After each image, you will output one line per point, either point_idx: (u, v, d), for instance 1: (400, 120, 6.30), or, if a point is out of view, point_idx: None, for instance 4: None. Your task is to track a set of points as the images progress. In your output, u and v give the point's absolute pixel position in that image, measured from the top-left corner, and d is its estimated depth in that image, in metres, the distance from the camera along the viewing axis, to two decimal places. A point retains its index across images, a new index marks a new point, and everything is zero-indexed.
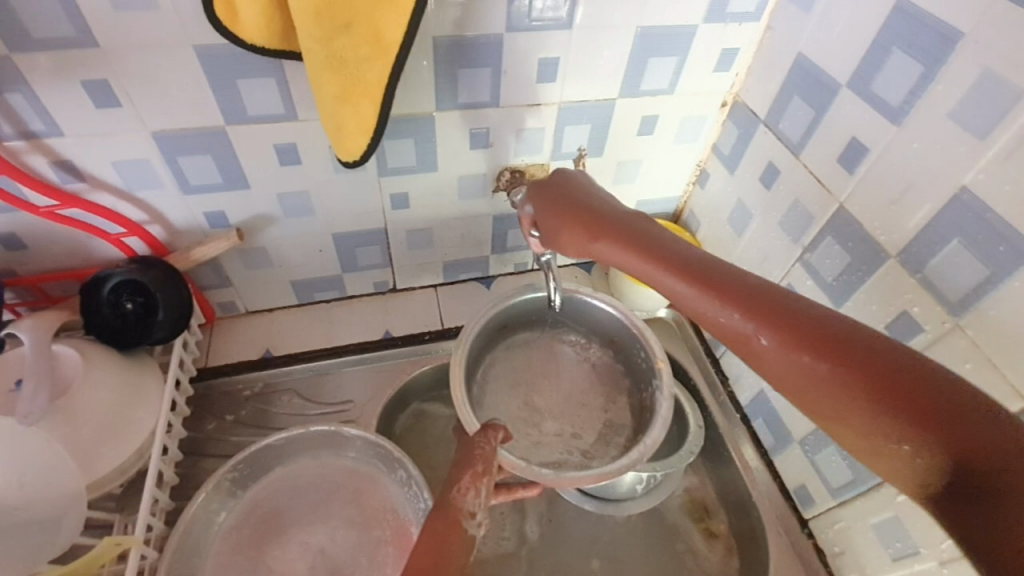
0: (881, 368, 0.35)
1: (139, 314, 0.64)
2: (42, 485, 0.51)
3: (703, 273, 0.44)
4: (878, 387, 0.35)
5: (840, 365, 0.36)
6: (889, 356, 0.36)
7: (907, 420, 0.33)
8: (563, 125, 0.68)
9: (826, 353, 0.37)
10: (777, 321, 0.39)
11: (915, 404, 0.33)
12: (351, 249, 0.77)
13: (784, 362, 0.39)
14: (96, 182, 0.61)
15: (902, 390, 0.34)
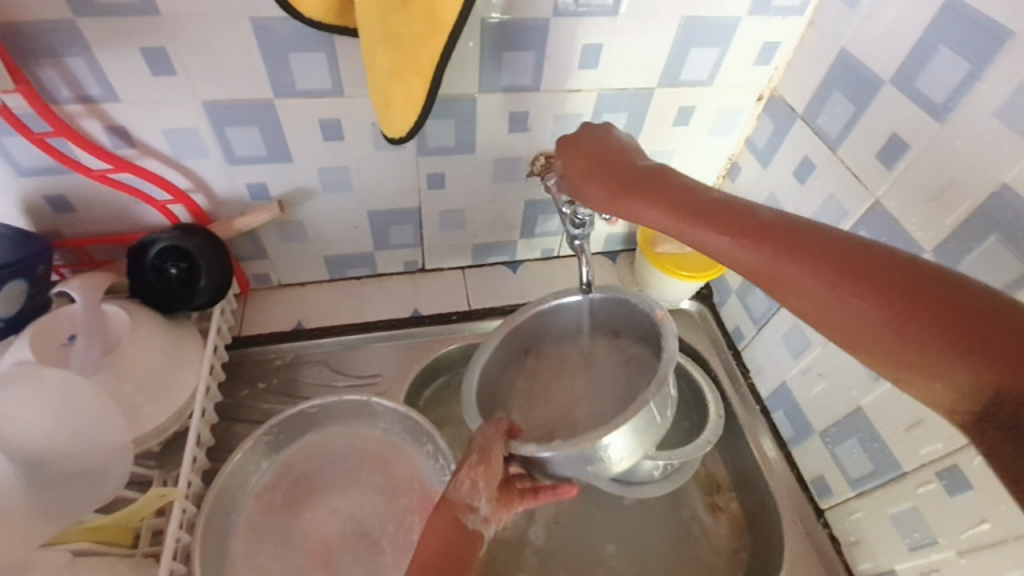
0: (894, 281, 0.36)
1: (181, 279, 0.66)
2: (93, 437, 0.53)
3: (677, 195, 0.48)
4: (860, 274, 0.38)
5: (837, 273, 0.38)
6: (831, 238, 0.40)
7: (911, 323, 0.35)
8: (601, 112, 0.69)
9: (806, 252, 0.40)
10: (782, 247, 0.41)
11: (907, 293, 0.36)
12: (385, 227, 0.78)
13: (789, 269, 0.41)
14: (146, 148, 0.62)
15: (941, 317, 0.34)
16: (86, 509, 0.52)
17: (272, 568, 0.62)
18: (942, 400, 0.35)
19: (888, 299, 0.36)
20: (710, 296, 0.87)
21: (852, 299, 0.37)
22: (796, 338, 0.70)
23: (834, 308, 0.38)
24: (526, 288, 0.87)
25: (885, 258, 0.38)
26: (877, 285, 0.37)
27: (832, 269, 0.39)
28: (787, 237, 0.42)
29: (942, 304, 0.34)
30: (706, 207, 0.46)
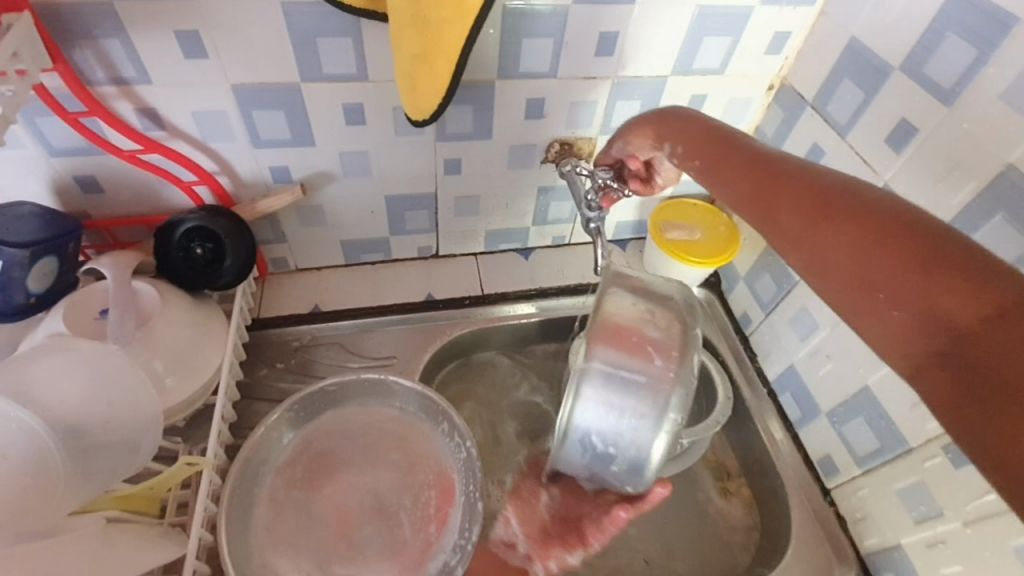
0: (882, 232, 0.38)
1: (207, 259, 0.68)
2: (126, 405, 0.55)
3: (716, 158, 0.53)
4: (854, 224, 0.40)
5: (828, 223, 0.41)
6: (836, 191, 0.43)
7: (885, 270, 0.37)
8: (615, 99, 0.71)
9: (808, 204, 0.43)
10: (785, 199, 0.45)
11: (892, 242, 0.38)
12: (402, 212, 0.80)
13: (790, 220, 0.44)
14: (175, 130, 0.64)
15: (913, 266, 0.36)
16: (120, 476, 0.54)
17: (294, 539, 0.64)
18: (892, 346, 0.37)
19: (862, 244, 0.39)
20: (718, 283, 0.88)
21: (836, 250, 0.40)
22: (804, 322, 0.72)
23: (812, 255, 0.42)
24: (538, 275, 0.89)
25: (880, 209, 0.40)
26: (868, 235, 0.39)
27: (822, 219, 0.42)
28: (796, 191, 0.44)
29: (919, 257, 0.36)
30: (737, 168, 0.50)
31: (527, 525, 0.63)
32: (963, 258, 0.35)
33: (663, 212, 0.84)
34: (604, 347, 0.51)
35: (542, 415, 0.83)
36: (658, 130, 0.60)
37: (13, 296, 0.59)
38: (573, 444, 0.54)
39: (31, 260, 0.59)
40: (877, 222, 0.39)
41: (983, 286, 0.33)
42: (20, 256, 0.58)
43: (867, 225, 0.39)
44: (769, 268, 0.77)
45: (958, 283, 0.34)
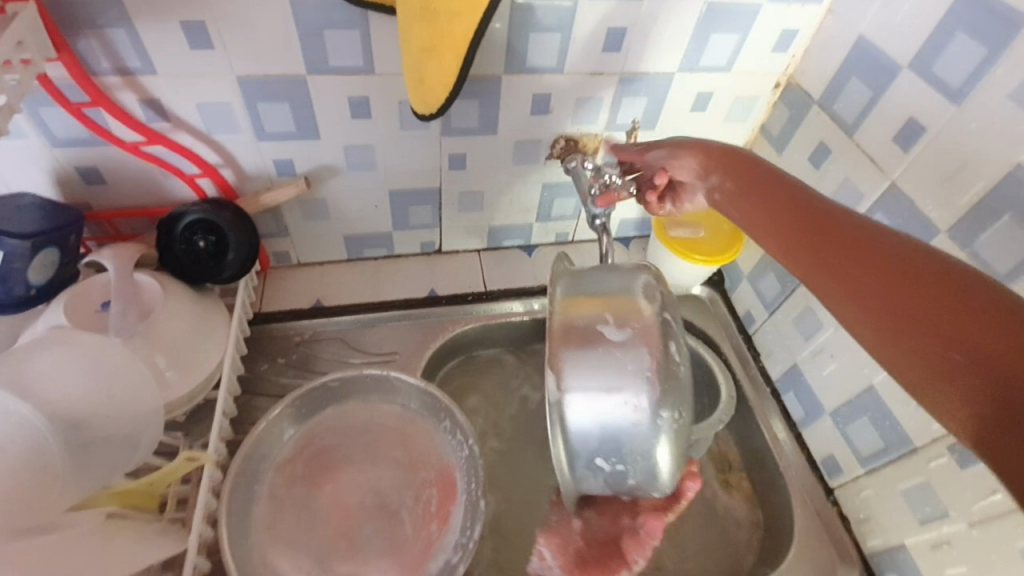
0: (919, 274, 0.40)
1: (210, 252, 0.67)
2: (128, 400, 0.54)
3: (752, 184, 0.53)
4: (889, 264, 0.41)
5: (868, 260, 0.42)
6: (870, 231, 0.44)
7: (920, 310, 0.39)
8: (622, 95, 0.71)
9: (843, 242, 0.44)
10: (823, 234, 0.46)
11: (926, 286, 0.39)
12: (405, 207, 0.80)
13: (823, 254, 0.45)
14: (179, 122, 0.64)
15: (943, 311, 0.38)
16: (122, 471, 0.54)
17: (293, 536, 0.63)
18: (915, 382, 0.38)
19: (895, 284, 0.40)
20: (721, 282, 0.88)
21: (872, 282, 0.41)
22: (807, 321, 0.72)
23: (847, 290, 0.43)
24: (541, 272, 0.89)
25: (914, 253, 0.41)
26: (904, 275, 0.40)
27: (857, 256, 0.43)
28: (829, 228, 0.46)
29: (953, 299, 0.38)
30: (774, 199, 0.51)
31: (561, 557, 0.64)
32: (992, 308, 0.36)
33: None
34: (571, 356, 0.53)
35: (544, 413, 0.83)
36: (700, 154, 0.58)
37: (13, 289, 0.58)
38: (582, 472, 0.55)
39: (32, 251, 0.58)
40: (900, 265, 0.41)
41: (1009, 325, 0.35)
42: (21, 246, 0.57)
43: (891, 270, 0.41)
44: (773, 267, 0.77)
45: (986, 325, 0.36)
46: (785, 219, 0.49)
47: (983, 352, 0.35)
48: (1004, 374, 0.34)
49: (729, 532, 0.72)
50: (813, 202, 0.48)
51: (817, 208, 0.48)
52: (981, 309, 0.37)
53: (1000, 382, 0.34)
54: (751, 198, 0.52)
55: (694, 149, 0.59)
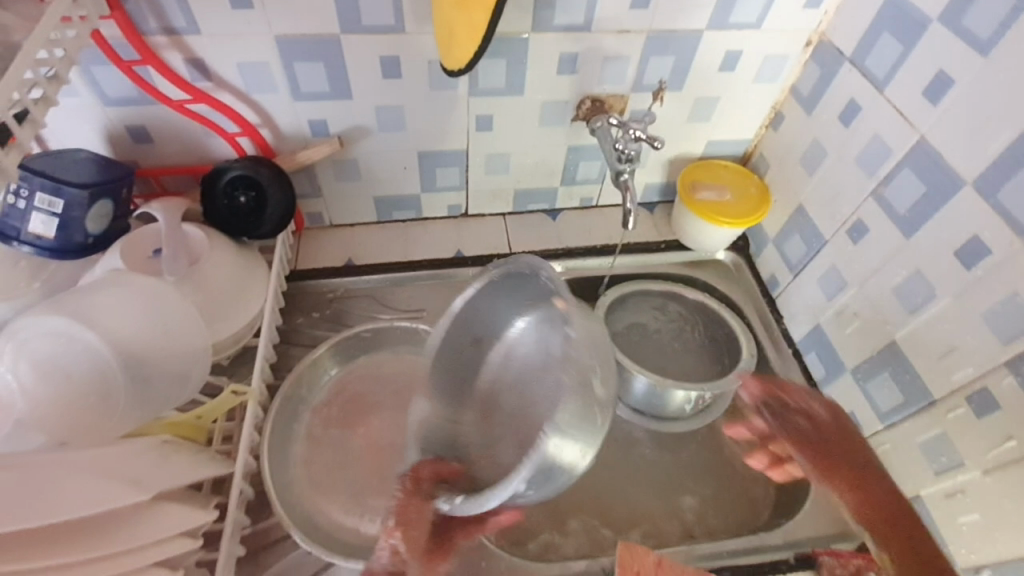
0: (912, 543, 0.52)
1: (249, 208, 0.71)
2: (179, 336, 0.58)
3: (834, 463, 0.59)
4: (903, 540, 0.53)
5: (889, 527, 0.54)
6: (877, 480, 0.57)
7: (904, 555, 0.51)
8: (649, 54, 0.71)
9: (873, 502, 0.56)
10: (863, 488, 0.56)
11: (897, 540, 0.53)
12: (433, 168, 0.82)
13: (880, 498, 0.56)
14: (221, 81, 0.67)
15: (919, 561, 0.51)
16: (172, 404, 0.58)
17: (330, 473, 0.68)
18: None
19: (886, 527, 0.54)
20: (746, 247, 0.89)
21: (879, 530, 0.54)
22: (831, 280, 0.74)
23: (859, 513, 0.55)
24: (565, 235, 0.90)
25: (914, 525, 0.53)
26: (922, 556, 0.51)
27: (878, 521, 0.55)
28: (880, 511, 0.55)
29: (909, 543, 0.52)
30: (835, 461, 0.59)
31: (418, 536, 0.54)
32: None
33: (692, 172, 0.85)
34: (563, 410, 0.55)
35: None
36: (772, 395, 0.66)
37: (73, 235, 0.62)
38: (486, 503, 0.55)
39: (90, 200, 0.62)
40: (907, 538, 0.53)
41: None
42: (80, 195, 0.61)
43: (895, 522, 0.53)
44: (800, 229, 0.78)
45: (933, 561, 0.51)
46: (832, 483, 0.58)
47: None
48: None
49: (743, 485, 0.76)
50: (880, 486, 0.57)
51: (867, 463, 0.58)
52: (934, 557, 0.51)
53: None
54: (821, 466, 0.59)
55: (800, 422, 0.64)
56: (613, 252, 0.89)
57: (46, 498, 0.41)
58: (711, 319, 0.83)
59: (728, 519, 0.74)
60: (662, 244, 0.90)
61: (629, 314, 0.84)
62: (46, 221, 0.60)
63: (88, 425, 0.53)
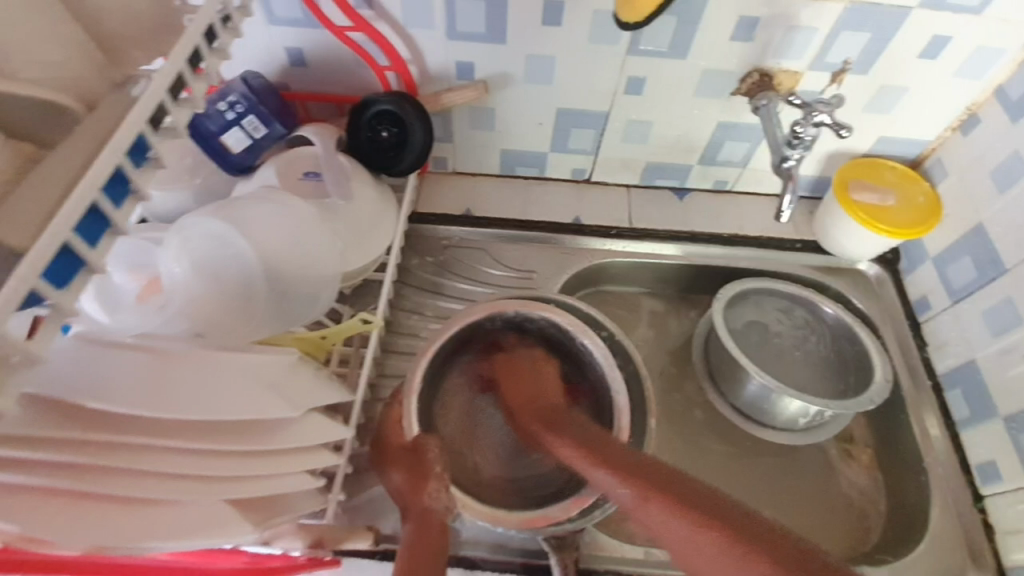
0: (635, 465, 0.51)
1: (391, 143, 0.71)
2: (315, 260, 0.60)
3: (611, 457, 0.54)
4: (665, 490, 0.48)
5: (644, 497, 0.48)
6: (661, 472, 0.50)
7: (652, 492, 0.48)
8: (840, 28, 0.63)
9: (632, 477, 0.50)
10: (605, 460, 0.53)
11: (652, 482, 0.49)
12: (569, 127, 0.79)
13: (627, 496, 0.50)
14: (383, 13, 0.66)
15: (656, 478, 0.49)
16: (304, 321, 0.60)
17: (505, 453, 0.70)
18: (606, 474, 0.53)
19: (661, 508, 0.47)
20: (894, 261, 0.81)
21: (665, 493, 0.47)
22: (1001, 315, 0.66)
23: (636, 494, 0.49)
24: (690, 217, 0.85)
25: (663, 473, 0.50)
26: (658, 486, 0.48)
27: (633, 478, 0.50)
28: (628, 467, 0.51)
29: (709, 507, 0.45)
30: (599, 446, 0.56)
31: (426, 475, 0.58)
32: (655, 473, 0.50)
33: (853, 169, 0.77)
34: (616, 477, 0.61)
35: (698, 407, 0.79)
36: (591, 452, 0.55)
37: (250, 157, 0.66)
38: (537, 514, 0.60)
39: (284, 138, 0.67)
40: (656, 476, 0.50)
41: (655, 485, 0.49)
42: (281, 131, 0.66)
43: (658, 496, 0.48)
44: (972, 250, 0.70)
45: (647, 469, 0.51)
46: (622, 475, 0.51)
47: (665, 482, 0.49)
48: (667, 480, 0.49)
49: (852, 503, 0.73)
50: (634, 456, 0.53)
51: (650, 466, 0.51)
52: (665, 477, 0.50)
53: (671, 487, 0.48)
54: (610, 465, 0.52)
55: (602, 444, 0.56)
56: (738, 243, 0.83)
57: (190, 394, 0.41)
58: (841, 334, 0.77)
59: (837, 544, 0.70)
60: (798, 243, 0.83)
61: (745, 312, 0.79)
62: (240, 139, 0.64)
63: (228, 325, 0.55)
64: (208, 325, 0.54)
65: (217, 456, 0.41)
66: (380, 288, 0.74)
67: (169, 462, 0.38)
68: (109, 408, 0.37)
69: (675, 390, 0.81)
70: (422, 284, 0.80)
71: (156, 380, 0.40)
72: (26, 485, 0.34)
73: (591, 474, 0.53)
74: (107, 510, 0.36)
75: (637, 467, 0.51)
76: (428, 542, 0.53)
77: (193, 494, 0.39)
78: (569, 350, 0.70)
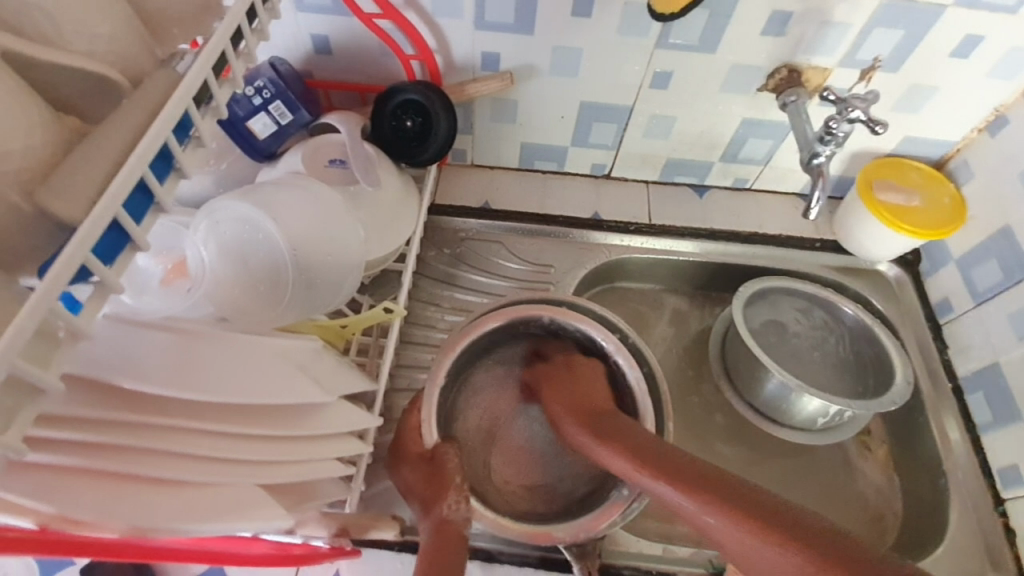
0: (683, 467, 0.52)
1: (414, 133, 0.71)
2: (339, 247, 0.59)
3: (661, 459, 0.54)
4: (722, 495, 0.48)
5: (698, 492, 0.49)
6: (708, 470, 0.51)
7: (709, 494, 0.49)
8: (874, 25, 0.63)
9: (684, 480, 0.51)
10: (652, 466, 0.53)
11: (705, 484, 0.50)
12: (591, 121, 0.78)
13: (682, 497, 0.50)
14: (411, 1, 0.66)
15: (707, 480, 0.50)
16: (325, 308, 0.59)
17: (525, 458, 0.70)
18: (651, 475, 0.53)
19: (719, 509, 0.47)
20: (915, 263, 0.81)
21: (722, 493, 0.48)
22: None
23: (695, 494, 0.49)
24: (710, 214, 0.84)
25: (710, 471, 0.51)
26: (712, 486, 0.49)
27: (685, 480, 0.51)
28: (679, 471, 0.52)
29: (774, 509, 0.46)
30: (645, 447, 0.56)
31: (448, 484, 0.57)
32: (707, 477, 0.50)
33: (877, 169, 0.76)
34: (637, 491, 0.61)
35: (718, 412, 0.79)
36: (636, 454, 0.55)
37: (275, 144, 0.66)
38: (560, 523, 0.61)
39: (310, 126, 0.67)
40: (708, 477, 0.50)
41: (713, 486, 0.49)
42: (307, 119, 0.66)
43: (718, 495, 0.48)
44: (998, 253, 0.69)
45: (698, 469, 0.52)
46: (672, 479, 0.51)
47: (720, 484, 0.49)
48: (720, 482, 0.50)
49: (868, 505, 0.73)
50: (679, 456, 0.54)
51: (700, 466, 0.52)
52: (718, 477, 0.50)
53: (726, 490, 0.49)
54: (658, 467, 0.53)
55: (643, 442, 0.56)
56: (758, 242, 0.83)
57: (220, 375, 0.41)
58: (861, 335, 0.77)
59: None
60: (818, 243, 0.83)
61: (765, 311, 0.79)
62: (266, 124, 0.64)
63: (251, 310, 0.55)
64: (232, 310, 0.54)
65: (246, 437, 0.41)
66: (399, 279, 0.73)
67: (201, 443, 0.38)
68: (142, 386, 0.37)
69: (691, 389, 0.81)
70: (440, 277, 0.80)
71: (190, 362, 0.40)
72: (69, 463, 0.33)
73: (638, 476, 0.54)
74: (139, 489, 0.36)
75: (688, 469, 0.52)
76: (444, 552, 0.52)
77: (224, 474, 0.39)
78: (594, 358, 0.70)
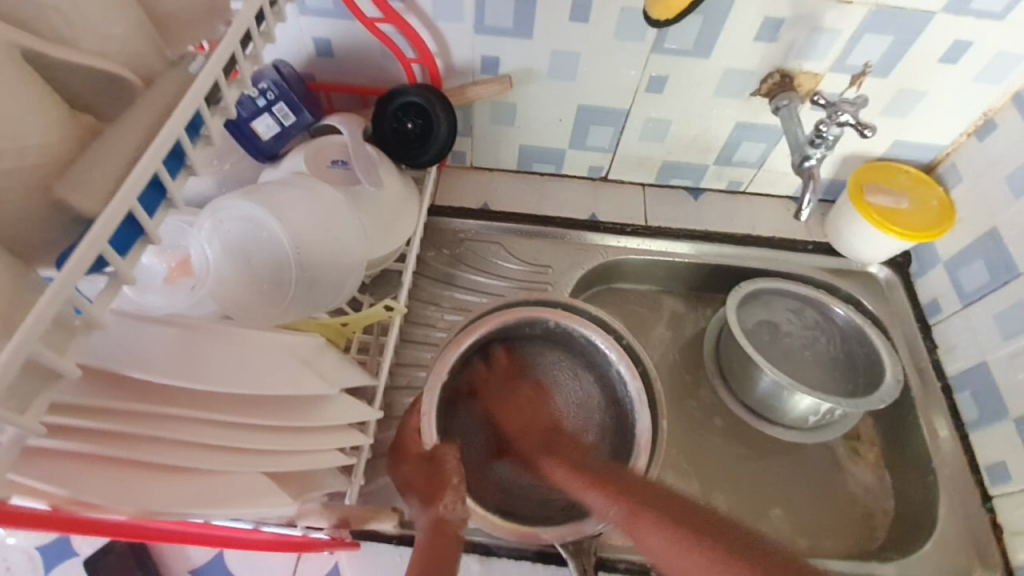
0: (652, 497, 0.54)
1: (414, 134, 0.72)
2: (341, 246, 0.60)
3: (629, 488, 0.55)
4: (690, 528, 0.50)
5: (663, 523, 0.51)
6: (674, 500, 0.53)
7: (677, 528, 0.50)
8: (863, 31, 0.65)
9: (652, 509, 0.52)
10: (624, 495, 0.55)
11: (678, 518, 0.51)
12: (589, 124, 0.80)
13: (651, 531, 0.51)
14: (413, 5, 0.67)
15: (683, 516, 0.51)
16: (325, 306, 0.60)
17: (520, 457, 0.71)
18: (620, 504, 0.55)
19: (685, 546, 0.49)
20: (905, 265, 0.82)
21: (689, 529, 0.50)
22: (1015, 317, 0.67)
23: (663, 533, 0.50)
24: (705, 217, 0.86)
25: (680, 503, 0.52)
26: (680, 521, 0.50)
27: (648, 511, 0.52)
28: (646, 502, 0.53)
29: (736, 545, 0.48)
30: (613, 479, 0.57)
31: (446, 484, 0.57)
32: (680, 508, 0.52)
33: (868, 172, 0.78)
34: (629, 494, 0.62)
35: (717, 415, 0.79)
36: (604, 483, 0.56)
37: (278, 145, 0.67)
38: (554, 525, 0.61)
39: (312, 128, 0.68)
40: (684, 512, 0.51)
41: (688, 520, 0.50)
42: (309, 121, 0.67)
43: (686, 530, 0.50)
44: (986, 255, 0.71)
45: (666, 503, 0.53)
46: (642, 510, 0.53)
47: (694, 516, 0.51)
48: (696, 515, 0.51)
49: (858, 502, 0.74)
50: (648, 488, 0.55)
51: (672, 498, 0.53)
52: (686, 508, 0.52)
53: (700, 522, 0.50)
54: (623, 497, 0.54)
55: (615, 473, 0.57)
56: (751, 244, 0.84)
57: (226, 367, 0.42)
58: (852, 335, 0.78)
59: (846, 542, 0.71)
60: (810, 244, 0.84)
61: (759, 312, 0.80)
62: (269, 125, 0.65)
63: (254, 307, 0.56)
64: (235, 307, 0.56)
65: (249, 429, 0.42)
66: (398, 278, 0.75)
67: (207, 431, 0.39)
68: (152, 375, 0.38)
69: (686, 389, 0.82)
70: (440, 277, 0.81)
71: (197, 354, 0.41)
72: (78, 449, 0.34)
73: (601, 504, 0.56)
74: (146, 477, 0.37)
75: (660, 501, 0.53)
76: (441, 551, 0.52)
77: (229, 463, 0.40)
78: (592, 360, 0.71)
